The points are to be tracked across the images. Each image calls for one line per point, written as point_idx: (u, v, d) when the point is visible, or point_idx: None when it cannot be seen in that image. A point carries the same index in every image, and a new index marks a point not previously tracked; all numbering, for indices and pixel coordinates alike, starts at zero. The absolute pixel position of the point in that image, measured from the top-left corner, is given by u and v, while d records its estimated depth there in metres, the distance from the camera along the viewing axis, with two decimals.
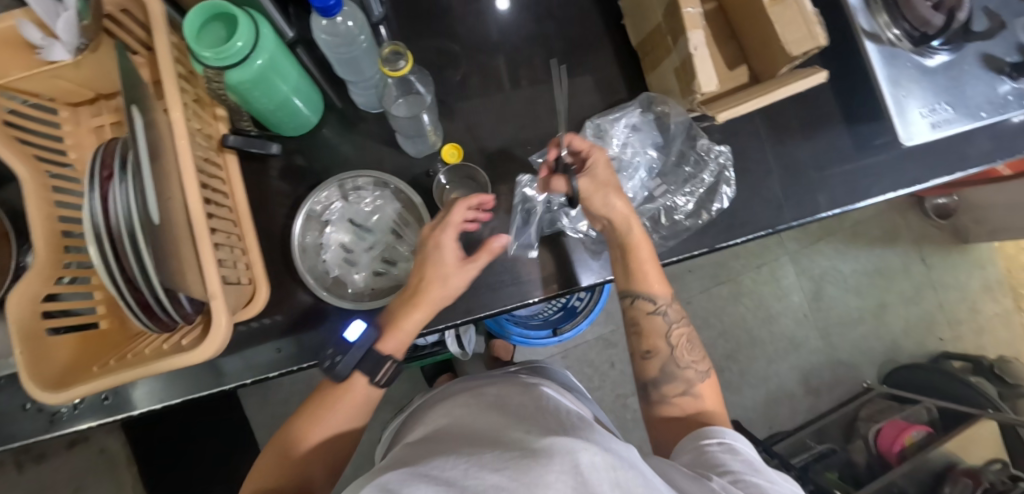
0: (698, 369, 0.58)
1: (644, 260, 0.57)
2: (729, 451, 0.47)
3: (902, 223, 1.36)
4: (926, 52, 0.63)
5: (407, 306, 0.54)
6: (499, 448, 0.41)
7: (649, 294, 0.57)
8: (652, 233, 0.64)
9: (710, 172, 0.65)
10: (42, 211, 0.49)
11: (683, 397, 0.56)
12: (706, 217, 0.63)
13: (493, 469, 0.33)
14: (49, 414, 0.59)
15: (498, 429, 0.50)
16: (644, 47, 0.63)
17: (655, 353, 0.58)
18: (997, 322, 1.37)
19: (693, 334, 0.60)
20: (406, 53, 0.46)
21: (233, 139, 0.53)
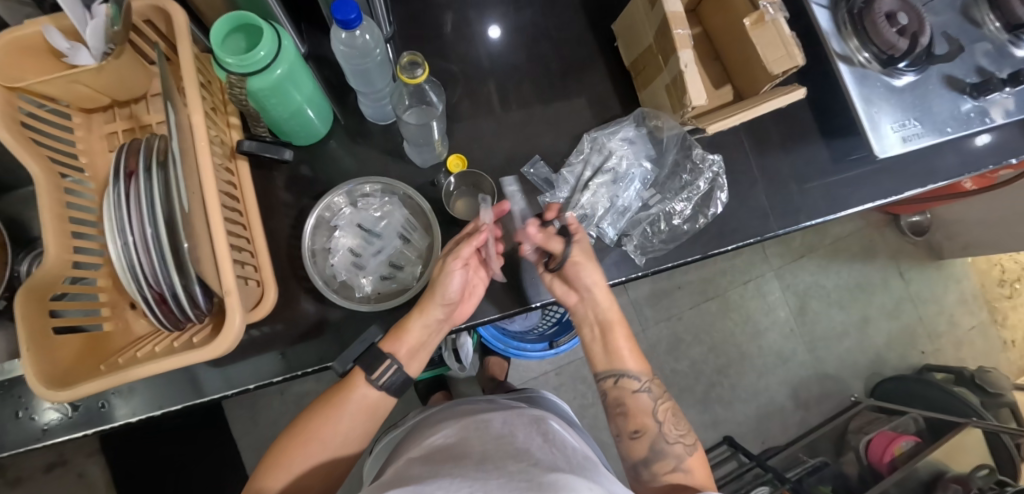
0: (686, 443, 0.59)
1: (621, 339, 0.62)
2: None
3: (881, 240, 1.42)
4: (894, 73, 0.68)
5: (392, 342, 0.58)
6: (502, 473, 0.48)
7: (628, 372, 0.61)
8: (653, 236, 0.66)
9: (705, 180, 0.68)
10: (54, 212, 0.50)
11: (676, 473, 0.57)
12: (703, 221, 0.67)
13: None
14: (42, 423, 0.57)
15: (492, 452, 0.55)
16: (635, 66, 0.67)
17: (644, 431, 0.59)
18: (975, 335, 1.42)
19: (677, 409, 0.62)
20: (424, 64, 0.47)
21: (248, 144, 0.54)
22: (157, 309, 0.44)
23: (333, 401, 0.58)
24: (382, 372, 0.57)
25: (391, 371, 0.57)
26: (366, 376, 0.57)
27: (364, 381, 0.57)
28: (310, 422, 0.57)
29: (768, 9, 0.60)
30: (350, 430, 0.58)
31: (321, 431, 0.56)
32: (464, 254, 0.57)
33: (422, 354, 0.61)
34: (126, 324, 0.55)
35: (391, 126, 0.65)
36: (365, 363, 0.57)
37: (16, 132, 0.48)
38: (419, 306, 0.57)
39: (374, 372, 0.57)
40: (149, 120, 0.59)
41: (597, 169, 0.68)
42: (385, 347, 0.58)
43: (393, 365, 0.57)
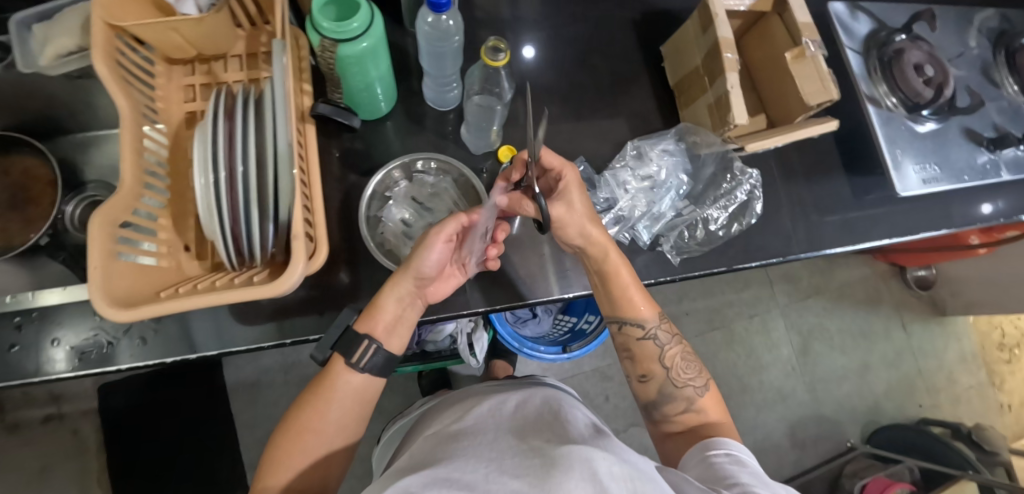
0: (696, 385, 0.60)
1: (628, 286, 0.61)
2: (735, 462, 0.49)
3: (886, 290, 1.46)
4: (918, 119, 0.73)
5: (365, 322, 0.56)
6: (514, 451, 0.46)
7: (637, 319, 0.61)
8: (688, 240, 0.70)
9: (744, 191, 0.72)
10: (133, 146, 0.52)
11: (687, 414, 0.59)
12: (738, 227, 0.70)
13: (514, 476, 0.40)
14: (79, 353, 0.59)
15: (506, 428, 0.53)
16: (680, 86, 0.72)
17: (651, 376, 0.61)
18: (973, 394, 1.44)
19: (688, 352, 0.62)
20: (506, 49, 0.50)
21: (322, 108, 0.59)
22: (230, 245, 0.46)
23: (318, 393, 0.55)
24: (361, 355, 0.55)
25: (370, 353, 0.55)
26: (344, 360, 0.55)
27: (344, 367, 0.55)
28: (299, 417, 0.54)
29: (809, 45, 0.65)
30: (344, 418, 0.55)
31: (312, 425, 0.53)
32: (447, 230, 0.56)
33: (403, 327, 0.58)
34: (178, 264, 0.58)
35: (448, 114, 0.69)
36: (343, 347, 0.55)
37: (111, 68, 0.51)
38: (393, 279, 0.56)
39: (353, 356, 0.55)
40: (224, 78, 0.63)
41: (637, 174, 0.71)
42: (359, 329, 0.56)
43: (370, 346, 0.55)
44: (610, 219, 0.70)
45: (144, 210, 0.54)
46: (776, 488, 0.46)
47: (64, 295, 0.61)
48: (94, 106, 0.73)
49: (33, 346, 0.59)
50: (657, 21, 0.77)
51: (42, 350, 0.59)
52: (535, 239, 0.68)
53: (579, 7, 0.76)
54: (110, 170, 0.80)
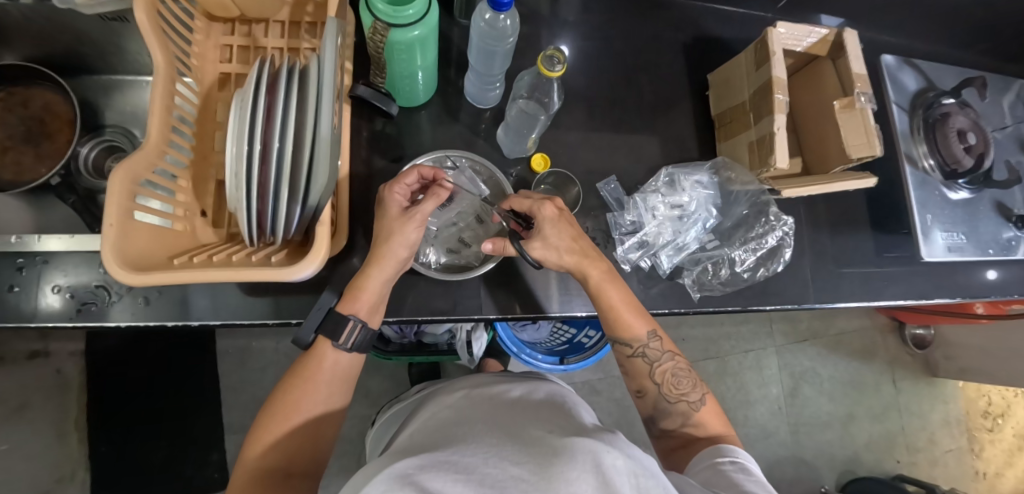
0: (691, 400, 0.59)
1: (615, 304, 0.59)
2: (742, 471, 0.49)
3: (882, 343, 1.47)
4: (952, 186, 0.73)
5: (348, 303, 0.54)
6: (516, 437, 0.46)
7: (626, 339, 0.59)
8: (711, 276, 0.69)
9: (775, 236, 0.71)
10: (164, 102, 0.51)
11: (687, 428, 0.58)
12: (763, 273, 0.69)
13: (515, 462, 0.40)
14: (79, 304, 0.58)
15: (506, 415, 0.53)
16: (722, 118, 0.71)
17: (646, 392, 0.61)
18: (952, 458, 1.45)
19: (683, 366, 0.60)
20: (563, 59, 0.49)
21: (362, 90, 0.59)
22: (253, 221, 0.46)
23: (302, 371, 0.53)
24: (347, 335, 0.53)
25: (356, 332, 0.53)
26: (332, 342, 0.53)
27: (330, 348, 0.54)
28: (283, 399, 0.52)
29: (860, 98, 0.64)
30: (330, 396, 0.54)
31: (296, 404, 0.52)
32: (424, 209, 0.53)
33: (383, 305, 0.57)
34: (193, 229, 0.56)
35: (487, 113, 0.68)
36: (328, 329, 0.53)
37: (152, 19, 0.50)
38: (375, 259, 0.53)
39: (338, 337, 0.53)
40: (263, 43, 0.61)
41: (666, 202, 0.69)
42: (342, 310, 0.53)
43: (356, 325, 0.53)
44: (632, 244, 0.67)
45: (166, 168, 0.53)
46: None
47: (69, 243, 0.58)
48: (125, 50, 0.71)
49: (33, 290, 0.57)
50: (709, 47, 0.76)
51: (39, 295, 0.57)
52: None
53: (633, 23, 0.74)
54: (131, 116, 0.78)
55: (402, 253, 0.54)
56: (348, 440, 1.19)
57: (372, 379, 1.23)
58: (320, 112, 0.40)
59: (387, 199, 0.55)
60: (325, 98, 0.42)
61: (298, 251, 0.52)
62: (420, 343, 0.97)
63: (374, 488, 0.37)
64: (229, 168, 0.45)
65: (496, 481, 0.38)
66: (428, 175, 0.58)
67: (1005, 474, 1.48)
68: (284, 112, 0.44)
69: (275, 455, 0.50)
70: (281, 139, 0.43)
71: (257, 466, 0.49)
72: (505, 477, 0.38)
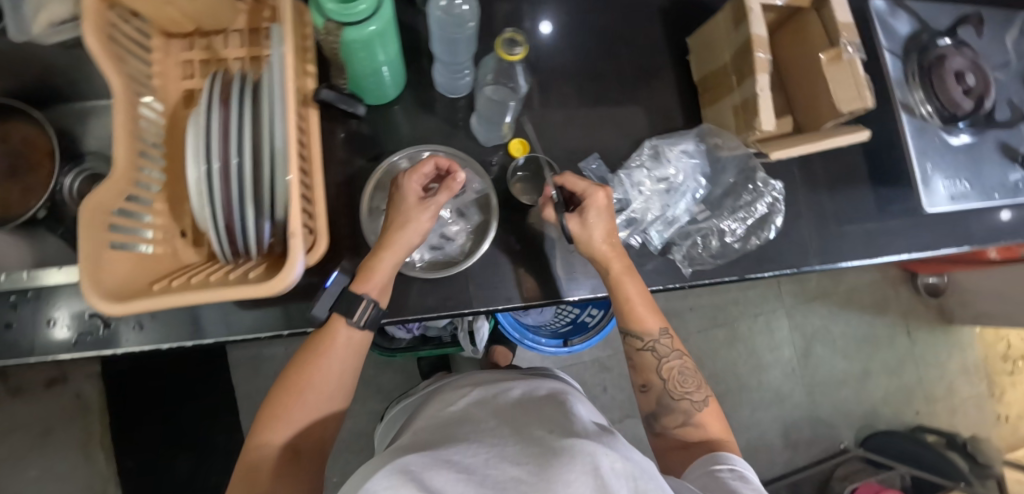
0: (694, 399, 0.58)
1: (633, 296, 0.58)
2: (739, 479, 0.48)
3: (894, 295, 1.44)
4: (952, 130, 0.69)
5: (362, 282, 0.54)
6: (518, 437, 0.46)
7: (638, 331, 0.59)
8: (701, 250, 0.67)
9: (764, 203, 0.69)
10: (126, 129, 0.50)
11: (685, 428, 0.57)
12: (754, 243, 0.67)
13: (514, 462, 0.40)
14: (75, 335, 0.58)
15: (510, 416, 0.52)
16: (705, 83, 0.68)
17: (651, 386, 0.59)
18: (971, 404, 1.43)
19: (688, 365, 0.60)
20: (523, 42, 0.46)
21: (321, 92, 0.55)
22: (224, 240, 0.45)
23: (317, 348, 0.52)
24: (362, 312, 0.53)
25: (371, 310, 0.53)
26: (344, 319, 0.52)
27: (344, 326, 0.53)
28: (296, 374, 0.51)
29: (847, 48, 0.61)
30: (343, 377, 0.53)
31: (309, 378, 0.51)
32: (440, 200, 0.55)
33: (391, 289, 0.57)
34: (174, 251, 0.56)
35: (457, 102, 0.66)
36: (342, 308, 0.53)
37: (104, 45, 0.48)
38: (388, 243, 0.54)
39: (353, 314, 0.52)
40: (224, 54, 0.60)
41: (653, 176, 0.67)
42: (357, 288, 0.53)
43: (370, 304, 0.53)
44: (621, 222, 0.66)
45: (138, 194, 0.53)
46: None
47: (61, 276, 0.59)
48: (92, 75, 0.70)
49: (29, 324, 0.58)
50: (686, 9, 0.73)
51: (38, 330, 0.58)
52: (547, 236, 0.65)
53: None
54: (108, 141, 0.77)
55: (411, 239, 0.55)
56: (366, 437, 1.21)
57: (384, 376, 1.24)
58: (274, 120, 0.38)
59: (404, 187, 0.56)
60: (284, 108, 0.41)
61: (278, 264, 0.50)
62: (424, 337, 0.98)
63: (378, 483, 0.37)
64: (191, 187, 0.44)
65: (496, 482, 0.37)
66: (444, 167, 0.57)
67: None
68: (234, 123, 0.42)
69: (287, 434, 0.50)
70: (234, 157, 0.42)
71: (270, 445, 0.49)
72: (506, 478, 0.38)
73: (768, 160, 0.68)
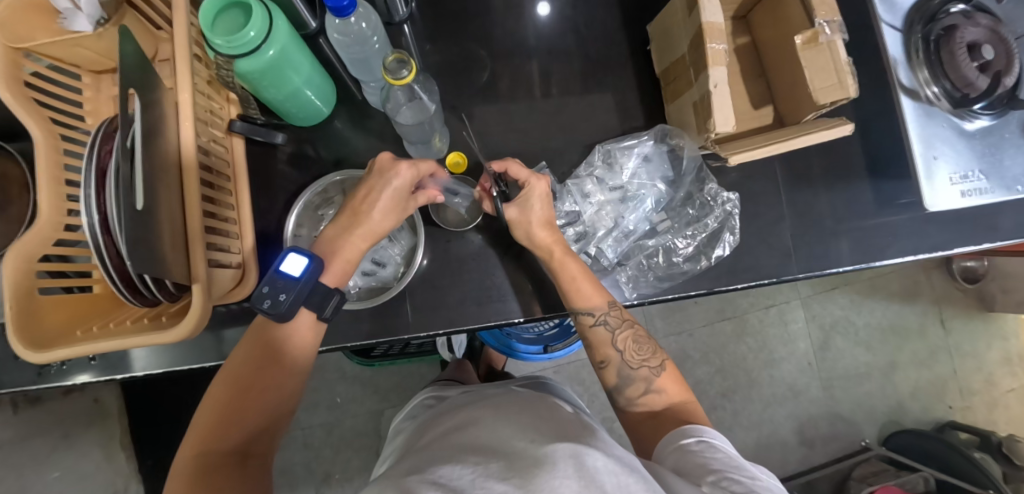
0: (652, 365, 0.54)
1: (577, 276, 0.55)
2: (710, 450, 0.43)
3: (925, 281, 1.32)
4: (967, 115, 0.59)
5: (336, 276, 0.52)
6: (498, 450, 0.42)
7: (587, 307, 0.55)
8: (649, 267, 0.63)
9: (715, 217, 0.63)
10: (50, 175, 0.50)
11: (648, 396, 0.53)
12: (704, 264, 0.61)
13: (500, 480, 0.34)
14: (38, 367, 0.60)
15: (490, 434, 0.47)
16: (666, 76, 0.61)
17: (608, 361, 0.55)
18: (1014, 398, 1.31)
19: (642, 333, 0.56)
20: (411, 65, 0.44)
21: (240, 125, 0.55)
22: (123, 289, 0.44)
23: (262, 332, 0.48)
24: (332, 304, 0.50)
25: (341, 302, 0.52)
26: (315, 314, 0.50)
27: (310, 317, 0.50)
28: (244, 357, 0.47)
29: (825, 28, 0.53)
30: (296, 364, 0.49)
31: (258, 362, 0.47)
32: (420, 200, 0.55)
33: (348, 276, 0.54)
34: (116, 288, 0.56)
35: None
36: (314, 302, 0.49)
37: (16, 92, 0.48)
38: (367, 235, 0.53)
39: (326, 308, 0.50)
40: None
41: (605, 185, 0.64)
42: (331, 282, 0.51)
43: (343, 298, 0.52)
44: (571, 235, 0.64)
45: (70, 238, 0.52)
46: (755, 472, 0.41)
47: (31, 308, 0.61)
48: None
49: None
50: None
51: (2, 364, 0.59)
52: (492, 254, 0.61)
53: None
54: None
55: (385, 227, 0.54)
56: (365, 436, 1.24)
57: (381, 377, 1.26)
58: (124, 183, 0.35)
59: (392, 177, 0.52)
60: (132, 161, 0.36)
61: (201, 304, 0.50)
62: (404, 346, 0.97)
63: None
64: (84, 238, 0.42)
65: None
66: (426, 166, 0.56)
67: None
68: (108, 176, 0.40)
69: (233, 437, 0.44)
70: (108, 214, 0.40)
71: (210, 449, 0.42)
72: None
73: (726, 162, 0.62)
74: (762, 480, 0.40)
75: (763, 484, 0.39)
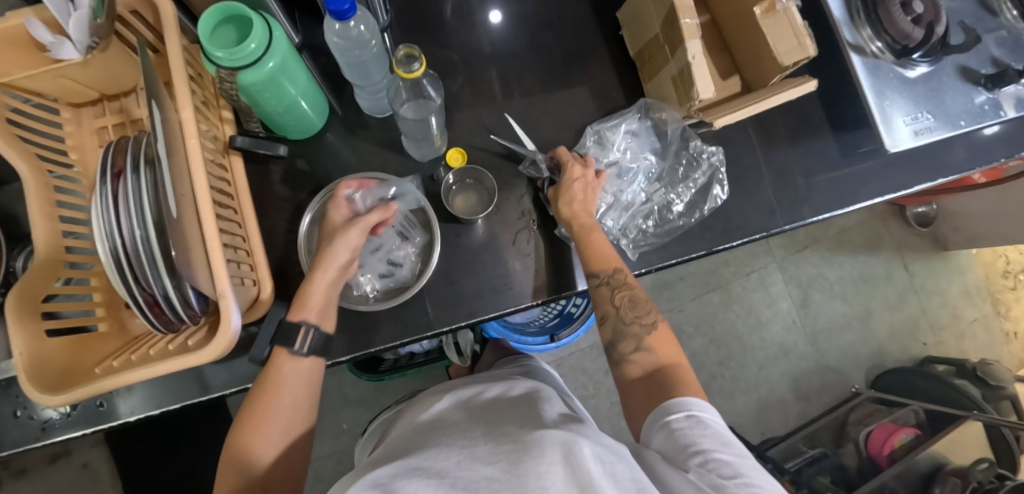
0: (643, 323, 0.54)
1: (601, 240, 0.58)
2: (697, 427, 0.42)
3: (884, 230, 1.41)
4: (908, 64, 0.66)
5: (297, 310, 0.51)
6: (488, 433, 0.40)
7: (598, 268, 0.57)
8: (648, 231, 0.66)
9: (704, 173, 0.67)
10: (44, 212, 0.48)
11: (637, 353, 0.53)
12: (700, 216, 0.66)
13: (486, 461, 0.33)
14: (41, 422, 0.57)
15: (484, 419, 0.46)
16: (641, 56, 0.65)
17: (607, 317, 0.56)
18: (977, 327, 1.42)
19: (641, 292, 0.57)
20: (421, 57, 0.48)
21: (241, 140, 0.55)
22: (147, 310, 0.43)
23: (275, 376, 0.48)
24: (301, 340, 0.49)
25: (310, 337, 0.50)
26: (286, 350, 0.49)
27: (286, 357, 0.49)
28: (262, 397, 0.47)
29: None
30: (305, 398, 0.49)
31: (276, 404, 0.47)
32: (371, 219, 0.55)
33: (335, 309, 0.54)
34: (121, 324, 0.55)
35: (388, 120, 0.64)
36: (279, 338, 0.49)
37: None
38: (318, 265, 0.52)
39: (291, 343, 0.49)
40: (139, 114, 0.57)
41: (600, 163, 0.67)
42: (291, 318, 0.50)
43: (308, 330, 0.50)
44: None
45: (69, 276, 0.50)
46: (740, 448, 0.41)
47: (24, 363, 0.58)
48: None
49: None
50: None
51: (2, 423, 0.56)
52: (502, 243, 0.62)
53: None
54: None
55: (344, 257, 0.53)
56: None
57: (385, 396, 1.24)
58: None
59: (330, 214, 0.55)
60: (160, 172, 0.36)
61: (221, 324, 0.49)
62: (410, 356, 0.96)
63: None
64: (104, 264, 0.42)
65: (467, 484, 0.31)
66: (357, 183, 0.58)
67: None
68: (125, 196, 0.40)
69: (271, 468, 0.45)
70: (131, 234, 0.40)
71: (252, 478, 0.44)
72: (477, 479, 0.31)
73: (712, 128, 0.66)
74: (747, 459, 0.39)
75: (748, 464, 0.39)
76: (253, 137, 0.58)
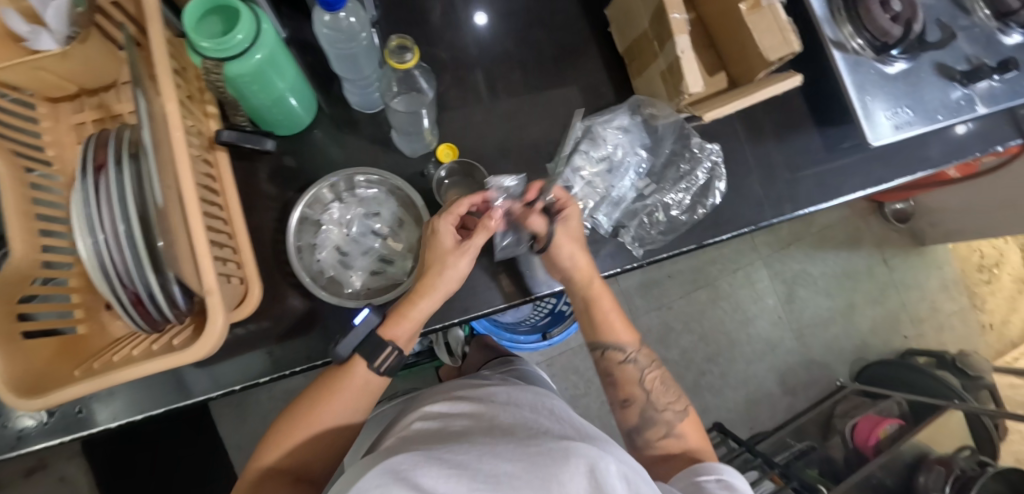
0: (675, 409, 0.58)
1: (609, 310, 0.59)
2: (726, 489, 0.46)
3: (864, 227, 1.45)
4: (887, 60, 0.68)
5: (393, 326, 0.51)
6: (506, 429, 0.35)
7: (617, 343, 0.59)
8: (649, 228, 0.66)
9: (703, 170, 0.68)
10: (20, 210, 0.46)
11: (667, 439, 0.56)
12: (701, 211, 0.67)
13: (513, 456, 0.28)
14: (15, 432, 0.54)
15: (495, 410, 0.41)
16: (630, 53, 0.66)
17: (631, 400, 0.58)
18: (955, 319, 1.46)
19: (667, 376, 0.60)
20: (413, 48, 0.49)
21: (227, 134, 0.53)
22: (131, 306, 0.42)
23: (333, 383, 0.50)
24: (383, 359, 0.50)
25: (391, 358, 0.50)
26: (366, 364, 0.50)
27: (363, 367, 0.50)
28: (307, 405, 0.49)
29: None
30: (357, 412, 0.51)
31: (319, 417, 0.49)
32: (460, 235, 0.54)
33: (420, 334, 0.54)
34: (100, 326, 0.53)
35: (377, 116, 0.64)
36: (365, 351, 0.50)
37: None
38: (425, 290, 0.52)
39: (375, 359, 0.50)
40: (120, 109, 0.56)
41: (593, 158, 0.67)
42: (384, 334, 0.51)
43: (393, 351, 0.50)
44: None
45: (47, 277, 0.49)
46: None
47: None
48: None
49: None
50: None
51: None
52: (495, 238, 0.62)
53: None
54: None
55: (452, 283, 0.53)
56: None
57: None
58: None
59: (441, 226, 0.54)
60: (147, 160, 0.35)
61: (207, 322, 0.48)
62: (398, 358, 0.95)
63: None
64: (86, 259, 0.40)
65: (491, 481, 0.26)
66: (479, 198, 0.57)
67: (1010, 320, 1.49)
68: (108, 187, 0.39)
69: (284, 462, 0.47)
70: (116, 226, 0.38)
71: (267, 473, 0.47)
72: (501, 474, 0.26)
73: (702, 123, 0.67)
74: None
75: None
76: (240, 132, 0.56)
